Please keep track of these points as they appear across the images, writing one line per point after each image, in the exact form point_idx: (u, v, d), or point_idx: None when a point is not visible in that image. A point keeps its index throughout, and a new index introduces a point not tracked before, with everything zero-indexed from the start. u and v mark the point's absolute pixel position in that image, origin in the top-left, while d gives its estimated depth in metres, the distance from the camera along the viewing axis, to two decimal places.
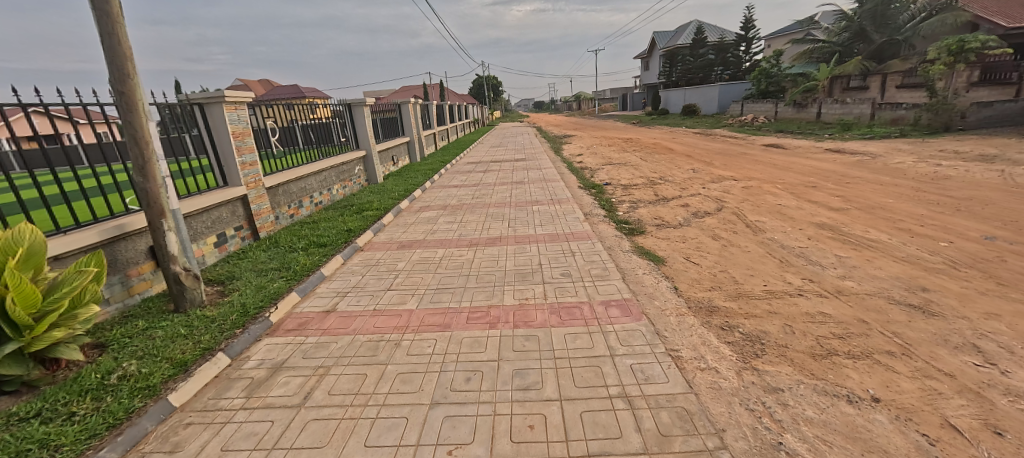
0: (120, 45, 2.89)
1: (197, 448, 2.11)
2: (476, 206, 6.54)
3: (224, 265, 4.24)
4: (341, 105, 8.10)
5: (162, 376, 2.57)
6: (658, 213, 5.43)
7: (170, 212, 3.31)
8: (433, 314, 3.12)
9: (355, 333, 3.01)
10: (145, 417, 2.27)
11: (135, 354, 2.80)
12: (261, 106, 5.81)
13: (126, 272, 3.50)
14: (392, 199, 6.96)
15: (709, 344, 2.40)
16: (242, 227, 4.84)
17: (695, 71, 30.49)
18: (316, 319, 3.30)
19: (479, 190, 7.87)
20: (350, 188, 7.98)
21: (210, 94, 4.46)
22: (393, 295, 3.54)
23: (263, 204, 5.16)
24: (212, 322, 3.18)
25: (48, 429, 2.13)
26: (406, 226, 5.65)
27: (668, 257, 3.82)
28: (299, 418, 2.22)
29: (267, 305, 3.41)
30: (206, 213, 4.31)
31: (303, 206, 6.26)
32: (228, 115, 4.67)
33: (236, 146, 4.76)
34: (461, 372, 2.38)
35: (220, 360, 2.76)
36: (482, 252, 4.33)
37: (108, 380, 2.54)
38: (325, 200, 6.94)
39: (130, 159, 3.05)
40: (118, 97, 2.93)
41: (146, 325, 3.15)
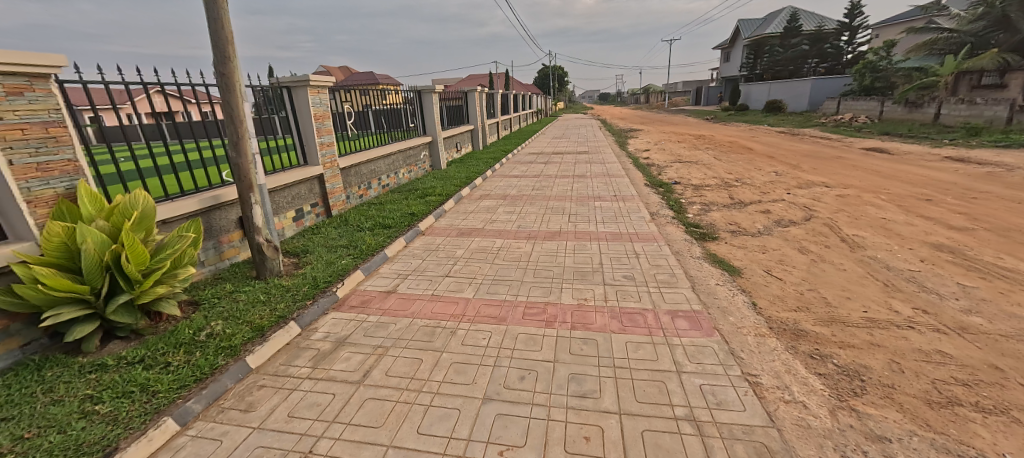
0: (223, 29, 3.13)
1: (268, 411, 2.28)
2: (536, 197, 6.45)
3: (300, 239, 4.55)
4: (412, 91, 8.35)
5: (242, 338, 2.80)
6: (734, 217, 5.00)
7: (257, 186, 3.58)
8: (489, 306, 3.09)
9: (414, 316, 3.07)
10: (226, 374, 2.51)
11: (221, 315, 3.08)
12: (340, 90, 6.15)
13: (219, 239, 3.86)
14: (454, 186, 7.08)
15: (795, 374, 2.13)
16: (317, 204, 5.16)
17: (784, 64, 27.79)
18: (377, 298, 3.43)
19: (539, 181, 7.76)
20: (415, 172, 8.22)
21: (297, 78, 4.77)
22: (450, 282, 3.57)
23: (337, 183, 5.46)
24: (287, 291, 3.42)
25: (148, 375, 2.45)
26: (466, 214, 5.70)
27: (745, 268, 3.47)
28: (357, 395, 2.31)
29: (335, 281, 3.60)
30: (288, 189, 4.64)
31: (372, 188, 6.55)
32: (312, 99, 4.96)
33: (316, 127, 5.04)
34: (516, 369, 2.32)
35: (291, 329, 2.97)
36: (540, 247, 4.23)
37: (198, 336, 2.82)
38: (392, 183, 7.21)
39: (227, 136, 3.32)
40: (220, 78, 3.20)
41: (232, 288, 3.46)
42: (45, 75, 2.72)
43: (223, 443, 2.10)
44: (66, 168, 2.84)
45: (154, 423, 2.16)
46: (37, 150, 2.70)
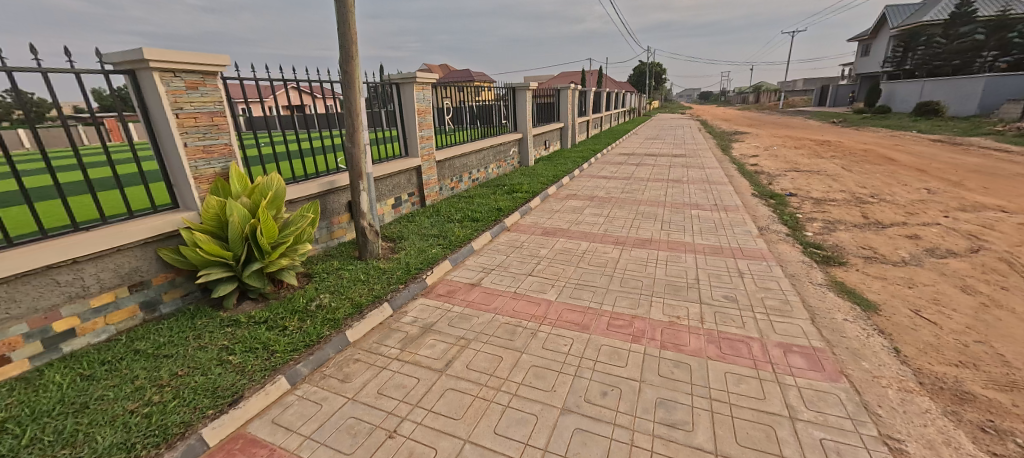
0: (349, 31, 3.45)
1: (361, 385, 2.47)
2: (626, 201, 6.14)
3: (397, 225, 4.88)
4: (506, 88, 8.48)
5: (344, 312, 3.07)
6: (867, 240, 4.24)
7: (366, 175, 3.90)
8: (572, 311, 3.00)
9: (496, 312, 3.10)
10: (329, 344, 2.77)
11: (328, 289, 3.42)
12: (441, 87, 6.47)
13: (331, 220, 4.29)
14: (540, 183, 7.06)
15: (956, 447, 1.73)
16: (413, 193, 5.49)
17: (946, 58, 23.01)
18: (462, 289, 3.53)
19: (630, 184, 7.39)
20: (503, 168, 8.36)
21: (405, 75, 5.10)
22: (533, 282, 3.54)
23: (432, 175, 5.75)
24: (383, 273, 3.68)
25: (270, 336, 2.81)
26: (552, 213, 5.63)
27: (883, 303, 2.91)
28: (439, 383, 2.39)
29: (425, 268, 3.79)
30: (390, 178, 5.00)
31: (462, 181, 6.79)
32: (416, 95, 5.27)
33: (418, 121, 5.34)
34: (598, 383, 2.22)
35: (385, 310, 3.18)
36: (629, 254, 4.00)
37: (309, 306, 3.16)
38: (481, 177, 7.41)
39: (345, 128, 3.66)
40: (343, 76, 3.53)
41: (339, 265, 3.83)
42: (213, 73, 3.24)
43: (322, 408, 2.32)
44: (223, 151, 3.37)
45: (271, 379, 2.47)
46: (205, 135, 3.23)
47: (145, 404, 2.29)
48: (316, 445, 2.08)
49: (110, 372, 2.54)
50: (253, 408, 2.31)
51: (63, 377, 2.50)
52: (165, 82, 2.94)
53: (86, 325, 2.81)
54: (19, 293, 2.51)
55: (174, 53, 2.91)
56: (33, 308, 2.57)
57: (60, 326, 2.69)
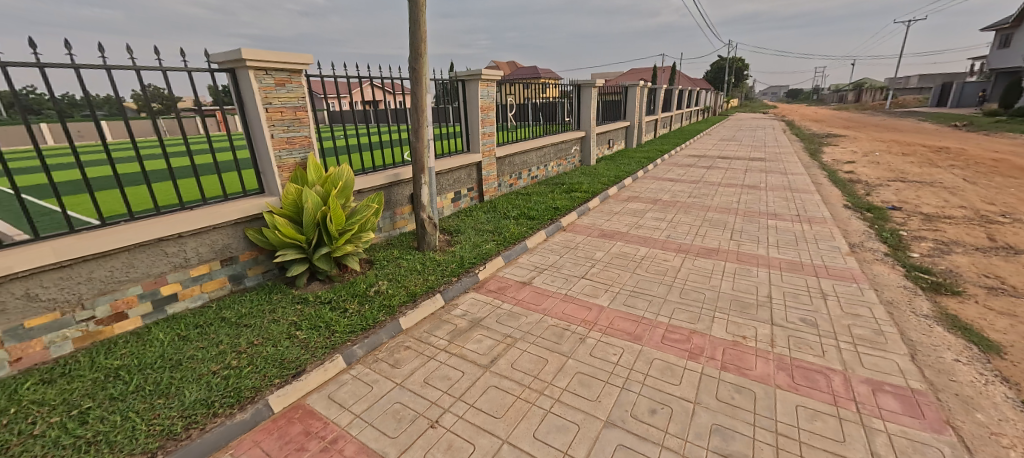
0: (420, 30, 3.56)
1: (409, 372, 2.54)
2: (692, 206, 5.75)
3: (455, 219, 4.99)
4: (571, 85, 8.32)
5: (399, 300, 3.20)
6: (991, 267, 3.58)
7: (428, 169, 4.02)
8: (625, 319, 2.85)
9: (545, 313, 3.04)
10: (383, 329, 2.90)
11: (387, 276, 3.57)
12: (506, 84, 6.51)
13: (394, 211, 4.49)
14: (601, 183, 6.84)
15: None
16: (472, 188, 5.58)
17: None
18: (513, 287, 3.51)
19: (698, 188, 6.92)
20: (564, 166, 8.22)
21: (472, 72, 5.18)
22: (586, 285, 3.43)
23: (491, 171, 5.80)
24: (438, 265, 3.77)
25: (331, 316, 3.00)
26: (611, 215, 5.43)
27: (1010, 345, 2.43)
28: (482, 379, 2.39)
29: (478, 263, 3.83)
30: (451, 173, 5.13)
31: (521, 178, 6.78)
32: (481, 91, 5.34)
33: (481, 118, 5.41)
34: (647, 399, 2.09)
35: (436, 300, 3.27)
36: (692, 263, 3.72)
37: (368, 291, 3.32)
38: (541, 175, 7.35)
39: (410, 123, 3.79)
40: (412, 73, 3.66)
41: (398, 254, 3.99)
42: (298, 70, 3.51)
43: (372, 390, 2.43)
44: (303, 143, 3.65)
45: (329, 357, 2.63)
46: (288, 128, 3.52)
47: (225, 367, 2.56)
48: (364, 424, 2.18)
49: (200, 336, 2.87)
50: (312, 382, 2.48)
51: (164, 335, 2.86)
52: (257, 79, 3.23)
53: (186, 291, 3.20)
54: (137, 260, 2.91)
55: (267, 53, 3.19)
56: (147, 273, 2.97)
57: (166, 290, 3.09)
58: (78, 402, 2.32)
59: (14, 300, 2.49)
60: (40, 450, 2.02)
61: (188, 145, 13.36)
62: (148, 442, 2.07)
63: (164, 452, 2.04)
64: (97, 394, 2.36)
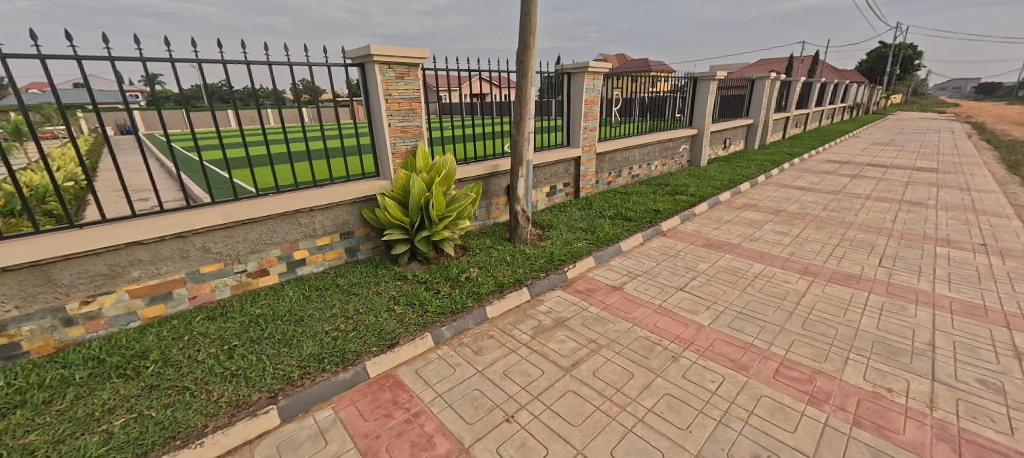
0: (531, 22, 3.53)
1: (490, 361, 2.58)
2: (826, 221, 4.89)
3: (548, 214, 4.94)
4: (687, 78, 7.64)
5: (488, 288, 3.26)
6: None
7: (526, 162, 4.01)
8: (729, 344, 2.52)
9: (635, 323, 2.84)
10: (470, 316, 2.98)
11: (478, 264, 3.67)
12: (614, 77, 6.21)
13: (491, 201, 4.60)
14: (712, 187, 6.18)
15: None
16: (568, 184, 5.47)
17: None
18: (602, 290, 3.35)
19: (836, 200, 5.86)
20: (670, 166, 7.63)
21: (579, 64, 5.02)
22: (684, 299, 3.12)
23: (590, 167, 5.61)
24: (528, 258, 3.76)
25: (425, 296, 3.18)
26: (720, 223, 4.87)
27: None
28: (562, 382, 2.31)
29: (568, 261, 3.73)
30: (548, 167, 5.08)
31: (622, 176, 6.45)
32: (586, 85, 5.16)
33: (585, 112, 5.23)
34: (749, 441, 1.81)
35: (523, 294, 3.26)
36: (821, 289, 3.15)
37: (460, 276, 3.45)
38: (643, 174, 6.91)
39: (513, 115, 3.81)
40: (519, 65, 3.66)
41: (491, 243, 4.08)
42: (416, 64, 3.74)
43: (455, 372, 2.51)
44: (414, 132, 3.90)
45: (420, 334, 2.79)
46: (403, 118, 3.79)
47: (335, 328, 2.87)
48: (444, 405, 2.26)
49: (319, 297, 3.27)
50: (403, 355, 2.66)
51: (292, 293, 3.32)
52: (381, 72, 3.52)
53: (312, 258, 3.67)
54: (278, 227, 3.41)
55: (392, 49, 3.46)
56: (284, 239, 3.46)
57: (298, 255, 3.58)
58: (228, 339, 2.80)
59: (194, 250, 3.09)
60: (200, 373, 2.49)
61: (325, 131, 15.44)
62: (273, 383, 2.41)
63: (283, 394, 2.36)
64: (241, 335, 2.83)
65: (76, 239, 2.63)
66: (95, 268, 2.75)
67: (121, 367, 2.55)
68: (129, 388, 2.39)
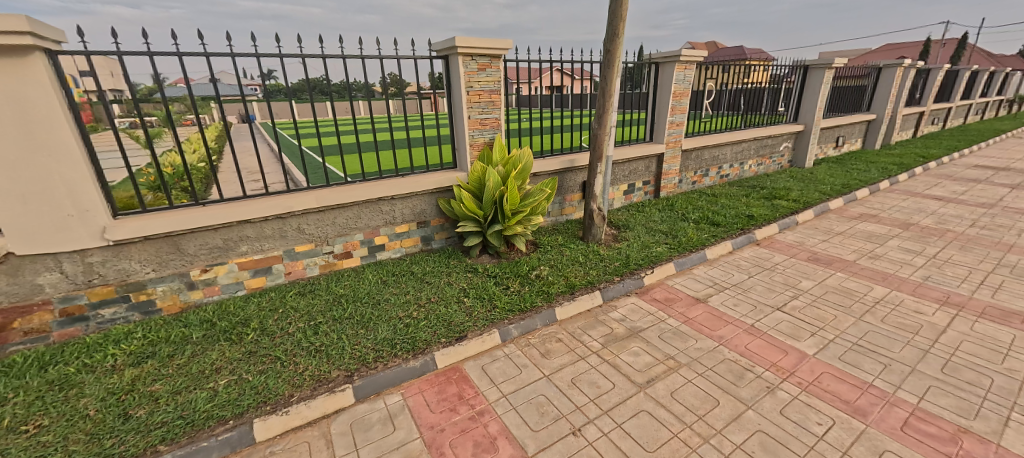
0: (621, 8, 3.30)
1: (558, 367, 2.48)
2: (974, 240, 4.02)
3: (625, 213, 4.67)
4: (794, 67, 6.75)
5: (558, 288, 3.14)
6: None
7: (606, 158, 3.80)
8: (840, 381, 2.16)
9: (721, 342, 2.55)
10: (539, 316, 2.90)
11: (549, 261, 3.57)
12: (707, 66, 5.67)
13: (564, 197, 4.46)
14: (818, 192, 5.42)
15: None
16: (648, 182, 5.13)
17: None
18: (683, 301, 3.06)
19: (987, 215, 4.82)
20: (766, 166, 6.84)
21: (669, 53, 4.63)
22: (782, 320, 2.74)
23: (674, 165, 5.20)
24: (602, 260, 3.57)
25: (494, 291, 3.16)
26: (828, 235, 4.24)
27: None
28: (635, 400, 2.15)
29: (645, 266, 3.48)
30: (627, 164, 4.80)
31: (709, 175, 5.91)
32: (676, 75, 4.74)
33: (672, 106, 4.84)
34: None
35: (595, 298, 3.10)
36: (966, 326, 2.58)
37: (530, 273, 3.38)
38: (734, 174, 6.27)
39: (595, 108, 3.61)
40: (605, 55, 3.45)
41: (563, 241, 3.95)
42: (499, 56, 3.69)
43: (521, 374, 2.45)
44: (493, 125, 3.88)
45: (488, 330, 2.77)
46: (483, 110, 3.78)
47: (407, 315, 2.96)
48: (509, 407, 2.21)
49: (394, 283, 3.40)
50: (471, 349, 2.66)
51: (371, 276, 3.49)
52: (464, 64, 3.53)
53: (391, 244, 3.83)
54: (362, 214, 3.60)
55: (476, 40, 3.45)
56: (367, 225, 3.65)
57: (378, 241, 3.76)
58: (314, 315, 3.02)
59: (291, 231, 3.37)
60: (289, 345, 2.71)
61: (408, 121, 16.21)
62: (350, 363, 2.53)
63: (359, 375, 2.47)
64: (325, 313, 3.03)
65: (200, 215, 2.98)
66: (213, 241, 3.11)
67: (227, 331, 2.87)
68: (232, 351, 2.67)
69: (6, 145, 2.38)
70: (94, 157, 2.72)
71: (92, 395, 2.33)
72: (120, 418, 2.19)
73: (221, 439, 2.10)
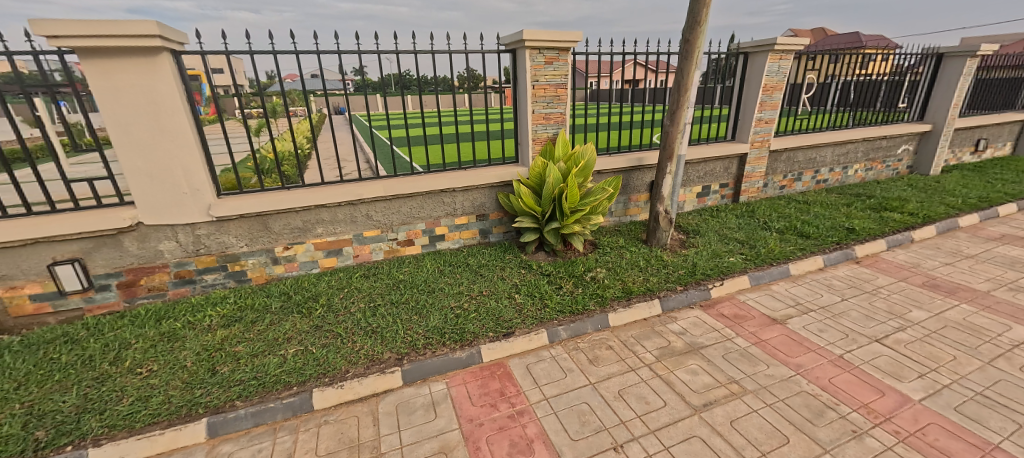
0: None
1: (605, 376, 2.34)
2: None
3: (696, 217, 4.32)
4: (925, 55, 5.71)
5: (614, 293, 2.98)
6: None
7: (677, 157, 3.51)
8: (952, 437, 1.78)
9: (798, 372, 2.23)
10: (590, 320, 2.77)
11: (607, 264, 3.41)
12: (809, 56, 5.00)
13: (630, 197, 4.23)
14: (944, 206, 4.55)
15: None
16: (727, 185, 4.69)
17: None
18: (756, 320, 2.74)
19: None
20: (877, 172, 5.91)
21: (762, 42, 4.15)
22: (879, 354, 2.33)
23: (759, 167, 4.68)
24: (665, 267, 3.32)
25: (547, 290, 3.09)
26: (954, 257, 3.54)
27: None
28: (688, 423, 1.96)
29: (714, 277, 3.17)
30: (703, 164, 4.43)
31: (802, 180, 5.25)
32: (769, 66, 4.23)
33: (761, 101, 4.34)
34: None
35: (653, 307, 2.90)
36: None
37: (585, 275, 3.25)
38: (834, 180, 5.50)
39: (668, 103, 3.35)
40: (683, 45, 3.17)
41: (624, 244, 3.75)
42: (568, 48, 3.57)
43: (566, 378, 2.36)
44: (557, 120, 3.78)
45: (537, 329, 2.71)
46: (548, 104, 3.69)
47: (459, 306, 3.01)
48: (550, 411, 2.14)
49: (450, 273, 3.48)
50: (517, 347, 2.62)
51: (430, 265, 3.61)
52: (531, 58, 3.47)
53: (450, 234, 3.92)
54: (425, 204, 3.72)
55: (545, 33, 3.36)
56: (429, 215, 3.77)
57: (438, 231, 3.86)
58: (375, 297, 3.19)
59: (360, 217, 3.58)
60: (350, 324, 2.89)
61: (480, 115, 16.55)
62: (402, 347, 2.63)
63: (408, 359, 2.55)
64: (385, 296, 3.19)
65: (285, 198, 3.29)
66: (293, 222, 3.41)
67: (300, 304, 3.14)
68: (302, 324, 2.92)
69: (139, 131, 2.79)
70: (205, 143, 3.10)
71: (189, 349, 2.68)
72: (209, 372, 2.49)
73: (285, 403, 2.29)
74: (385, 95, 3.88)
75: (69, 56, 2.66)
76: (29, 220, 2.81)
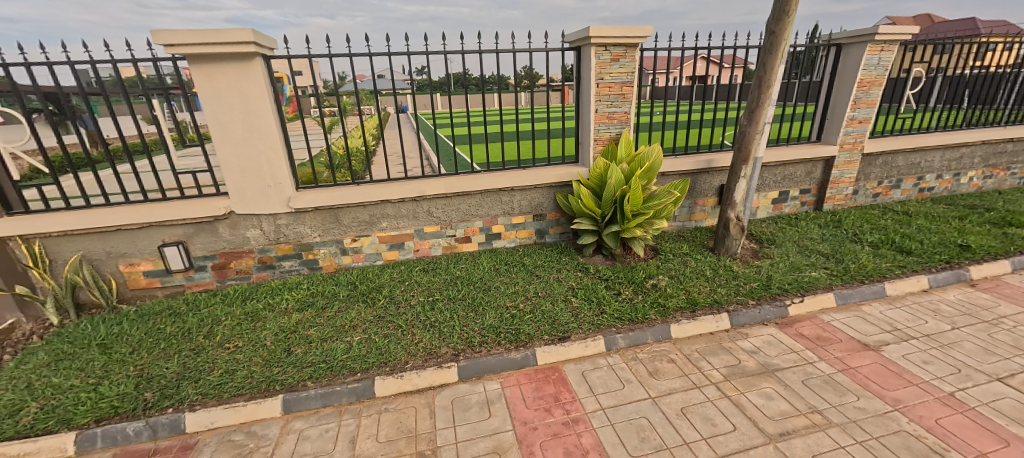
0: None
1: (667, 391, 2.22)
2: None
3: (771, 225, 3.98)
4: None
5: (677, 303, 2.82)
6: None
7: (754, 160, 3.24)
8: None
9: (895, 407, 1.97)
10: (650, 330, 2.65)
11: (669, 271, 3.24)
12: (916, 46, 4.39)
13: (696, 201, 3.99)
14: None
15: None
16: (808, 191, 4.28)
17: None
18: (842, 344, 2.46)
19: None
20: (997, 181, 5.09)
21: (859, 32, 3.70)
22: (1000, 396, 1.99)
23: (849, 172, 4.21)
24: (735, 278, 3.09)
25: (605, 295, 2.99)
26: None
27: None
28: (761, 451, 1.80)
29: (792, 292, 2.90)
30: (782, 168, 4.07)
31: (901, 187, 4.66)
32: (867, 59, 3.77)
33: (855, 98, 3.89)
34: None
35: (721, 321, 2.71)
36: None
37: (646, 281, 3.11)
38: (941, 188, 4.82)
39: (747, 101, 3.10)
40: (768, 38, 2.91)
41: (688, 251, 3.54)
42: (637, 44, 3.41)
43: (624, 389, 2.27)
44: (621, 119, 3.65)
45: (593, 335, 2.64)
46: (612, 103, 3.57)
47: (514, 306, 3.00)
48: (607, 422, 2.07)
49: (506, 272, 3.49)
50: (573, 352, 2.57)
51: (486, 262, 3.65)
52: (596, 55, 3.37)
53: (507, 233, 3.93)
54: (484, 202, 3.76)
55: (612, 29, 3.26)
56: (487, 213, 3.80)
57: (495, 229, 3.89)
58: (433, 291, 3.28)
59: (422, 213, 3.69)
60: (410, 316, 2.99)
61: (538, 113, 16.49)
62: (458, 342, 2.67)
63: (464, 356, 2.59)
64: (443, 291, 3.27)
65: (355, 192, 3.47)
66: (361, 216, 3.60)
67: (365, 294, 3.31)
68: (367, 313, 3.07)
69: (234, 128, 3.08)
70: (287, 139, 3.35)
71: (269, 329, 2.92)
72: (285, 352, 2.69)
73: (350, 388, 2.41)
74: (449, 94, 3.95)
75: (180, 61, 2.99)
76: (144, 206, 3.20)
